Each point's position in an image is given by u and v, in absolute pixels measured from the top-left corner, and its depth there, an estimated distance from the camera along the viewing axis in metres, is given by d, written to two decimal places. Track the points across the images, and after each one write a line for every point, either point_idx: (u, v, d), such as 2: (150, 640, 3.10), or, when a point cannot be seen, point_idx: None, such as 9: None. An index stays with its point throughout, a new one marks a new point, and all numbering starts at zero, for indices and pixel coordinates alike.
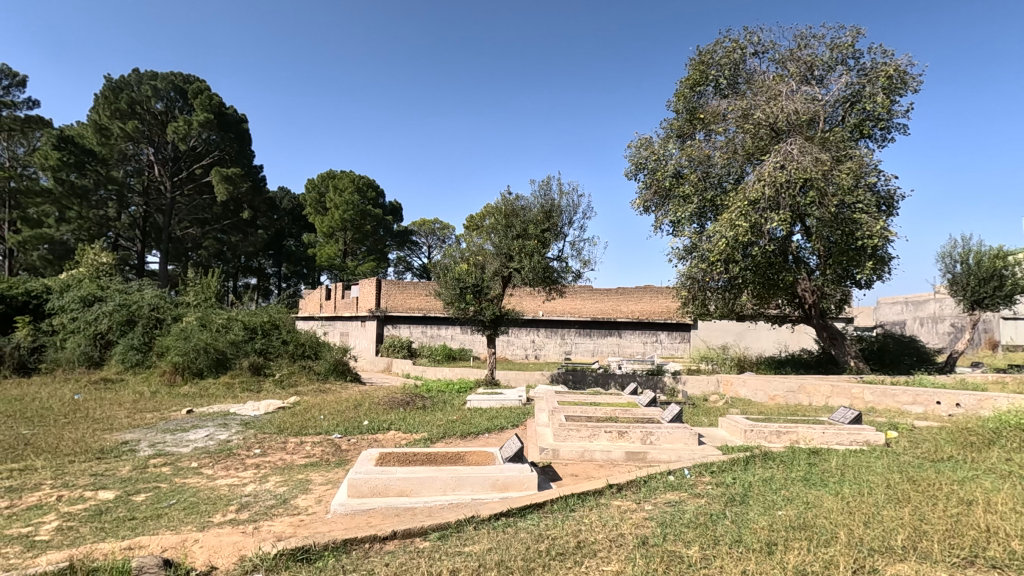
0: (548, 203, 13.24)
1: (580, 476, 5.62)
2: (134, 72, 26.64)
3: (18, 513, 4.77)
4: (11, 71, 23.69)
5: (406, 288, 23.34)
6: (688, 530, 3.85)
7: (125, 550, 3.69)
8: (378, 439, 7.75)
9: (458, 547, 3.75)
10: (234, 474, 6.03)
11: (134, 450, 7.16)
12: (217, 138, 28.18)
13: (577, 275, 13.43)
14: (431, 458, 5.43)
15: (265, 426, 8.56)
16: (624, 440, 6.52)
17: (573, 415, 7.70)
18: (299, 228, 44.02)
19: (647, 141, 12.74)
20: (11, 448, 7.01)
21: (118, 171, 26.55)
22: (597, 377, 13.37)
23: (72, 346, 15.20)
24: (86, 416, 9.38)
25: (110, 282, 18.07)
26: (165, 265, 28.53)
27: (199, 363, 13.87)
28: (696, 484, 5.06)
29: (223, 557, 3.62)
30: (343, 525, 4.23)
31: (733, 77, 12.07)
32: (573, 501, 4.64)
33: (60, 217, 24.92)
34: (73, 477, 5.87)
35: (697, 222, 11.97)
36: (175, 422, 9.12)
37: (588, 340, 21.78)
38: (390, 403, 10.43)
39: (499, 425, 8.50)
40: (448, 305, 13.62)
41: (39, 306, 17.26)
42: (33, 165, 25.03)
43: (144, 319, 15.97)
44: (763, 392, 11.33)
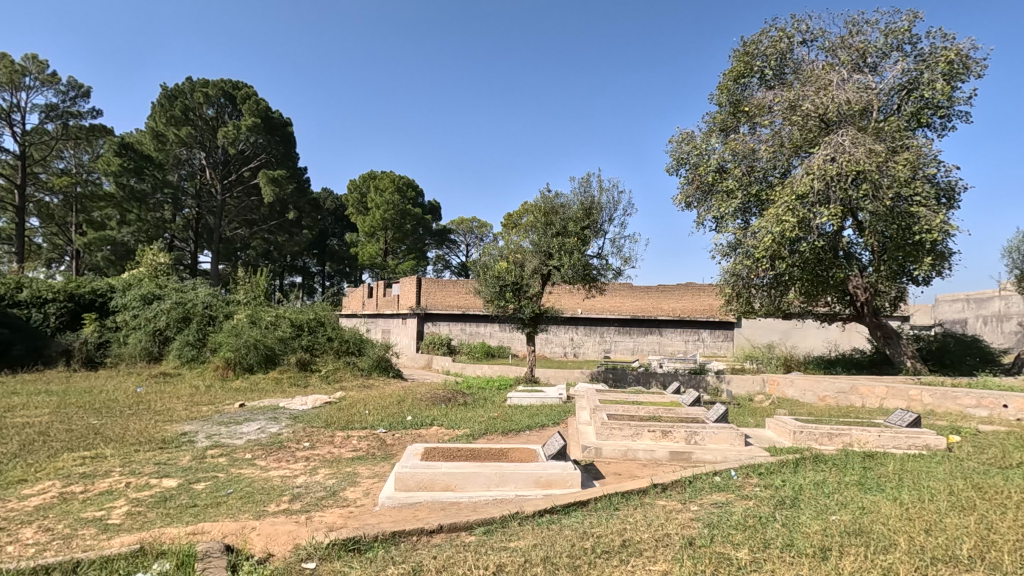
0: (588, 200, 13.18)
1: (623, 475, 5.58)
2: (187, 80, 27.89)
3: (91, 498, 5.11)
4: (76, 83, 25.10)
5: (445, 286, 23.60)
6: (737, 533, 3.78)
7: (190, 535, 3.91)
8: (421, 435, 7.90)
9: (503, 542, 3.79)
10: (286, 466, 6.27)
11: (193, 441, 7.53)
12: (264, 142, 29.22)
13: (618, 273, 13.32)
14: (475, 454, 5.50)
15: (313, 420, 8.84)
16: (668, 440, 6.43)
17: (615, 413, 7.65)
18: (341, 227, 45.26)
19: (689, 135, 12.49)
20: (82, 437, 7.49)
21: (173, 175, 27.92)
22: (637, 376, 13.24)
23: (134, 342, 16.10)
24: (148, 407, 9.94)
25: (168, 281, 18.94)
26: (216, 265, 29.78)
27: (250, 359, 14.48)
28: (743, 486, 4.96)
29: (278, 546, 3.79)
30: (391, 518, 4.34)
31: (780, 67, 11.66)
32: (617, 500, 4.61)
33: (121, 220, 26.38)
34: (139, 465, 6.23)
35: (742, 218, 11.64)
36: (229, 415, 9.54)
37: (628, 339, 21.59)
38: (432, 399, 10.60)
39: (540, 423, 8.52)
40: (488, 303, 13.69)
41: (105, 303, 18.31)
42: (95, 171, 26.49)
43: (198, 316, 16.69)
44: (812, 392, 11.01)
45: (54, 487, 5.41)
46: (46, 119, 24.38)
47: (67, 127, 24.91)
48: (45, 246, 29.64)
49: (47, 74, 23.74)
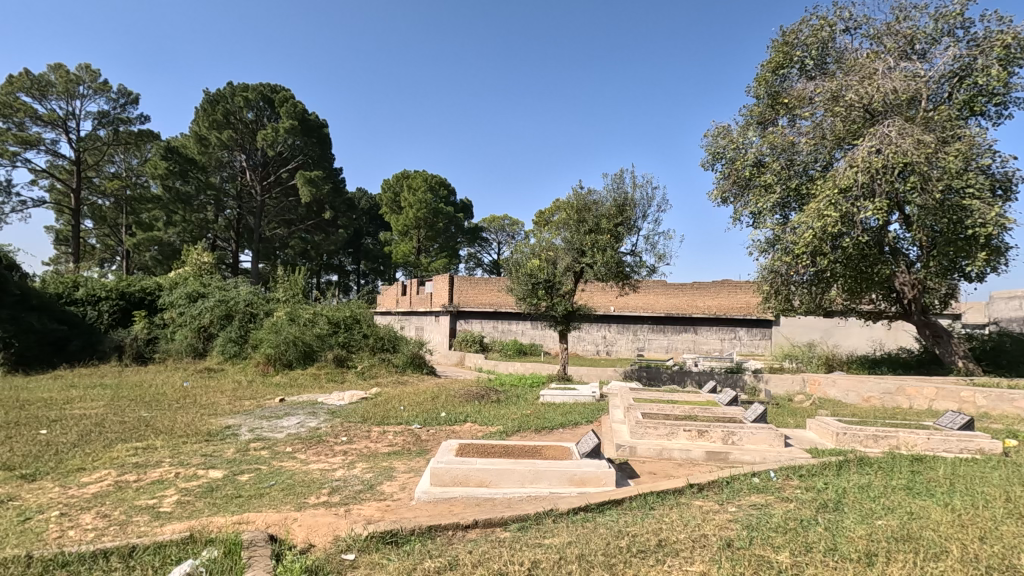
0: (621, 197, 13.07)
1: (658, 475, 5.52)
2: (228, 85, 28.81)
3: (144, 487, 5.36)
4: (125, 90, 26.20)
5: (478, 284, 23.76)
6: (777, 535, 3.70)
7: (236, 524, 4.06)
8: (455, 431, 7.99)
9: (537, 539, 3.81)
10: (325, 460, 6.43)
11: (236, 434, 7.81)
12: (301, 143, 29.97)
13: (652, 270, 13.16)
14: (509, 450, 5.53)
15: (350, 416, 9.05)
16: (704, 440, 6.32)
17: (649, 412, 7.58)
18: (376, 227, 46.05)
19: (725, 129, 12.21)
20: (134, 428, 7.86)
21: (216, 177, 28.91)
22: (672, 374, 13.07)
23: (181, 338, 16.79)
24: (194, 401, 10.36)
25: (211, 279, 19.62)
26: (256, 264, 30.70)
27: (289, 355, 14.92)
28: (783, 488, 4.84)
29: (319, 536, 3.90)
30: (427, 512, 4.41)
31: (821, 57, 11.28)
32: (652, 499, 4.56)
33: (167, 221, 27.44)
34: (187, 457, 6.50)
35: (781, 213, 11.33)
36: (270, 409, 9.85)
37: (662, 337, 21.34)
38: (466, 396, 10.70)
39: (573, 421, 8.50)
40: (520, 301, 13.71)
41: (153, 301, 19.12)
42: (143, 174, 27.62)
43: (240, 314, 17.27)
44: (855, 393, 10.64)
45: (109, 476, 5.70)
46: (99, 126, 25.55)
47: (118, 133, 26.06)
48: (98, 246, 31.15)
49: (99, 82, 24.87)
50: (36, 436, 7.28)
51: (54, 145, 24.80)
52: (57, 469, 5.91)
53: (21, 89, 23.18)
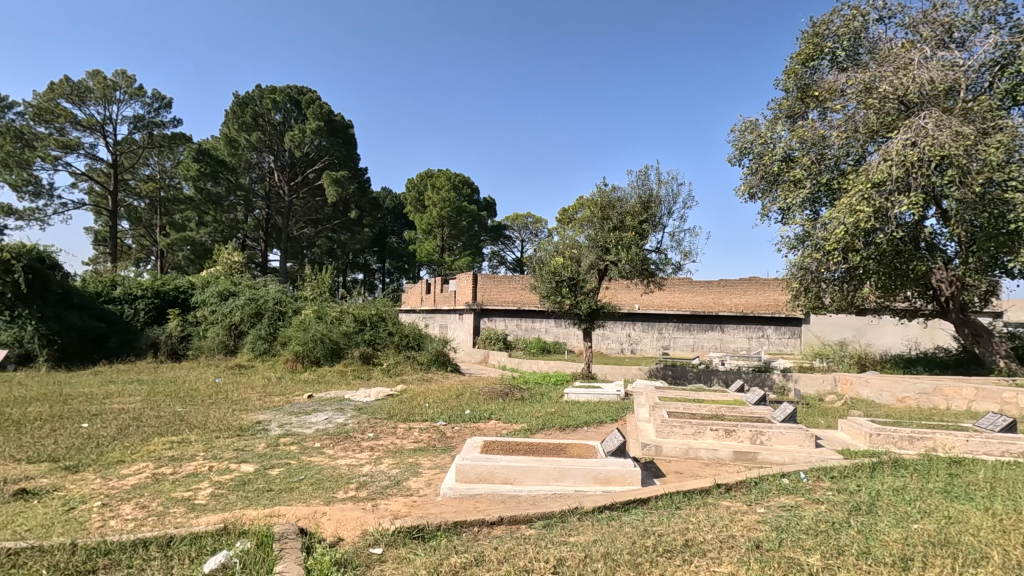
0: (646, 193, 12.94)
1: (685, 474, 5.46)
2: (257, 88, 29.43)
3: (179, 479, 5.54)
4: (159, 94, 26.96)
5: (501, 282, 23.82)
6: (808, 538, 3.63)
7: (267, 517, 4.16)
8: (480, 428, 8.04)
9: (562, 537, 3.81)
10: (352, 455, 6.54)
11: (267, 429, 7.99)
12: (327, 144, 30.48)
13: (677, 267, 13.01)
14: (533, 448, 5.54)
15: (377, 412, 9.18)
16: (732, 439, 6.24)
17: (675, 411, 7.50)
18: (400, 225, 46.50)
19: (753, 123, 11.97)
20: (170, 423, 8.12)
21: (245, 178, 29.57)
22: (698, 373, 12.90)
23: (213, 336, 17.24)
24: (226, 397, 10.63)
25: (241, 278, 20.09)
26: (284, 263, 31.31)
27: (317, 352, 15.19)
28: (814, 489, 4.74)
29: (348, 530, 3.97)
30: (452, 508, 4.45)
31: (854, 47, 10.94)
32: (678, 499, 4.52)
33: (199, 222, 28.16)
34: (220, 451, 6.69)
35: (811, 208, 11.07)
36: (299, 406, 10.06)
37: (688, 335, 21.08)
38: (490, 393, 10.75)
39: (598, 419, 8.47)
40: (544, 299, 13.69)
41: (186, 299, 19.69)
42: (176, 176, 28.40)
43: (269, 312, 17.64)
44: (889, 393, 10.35)
45: (147, 469, 5.90)
46: (134, 130, 26.36)
47: (152, 136, 26.85)
48: (134, 246, 32.16)
49: (134, 88, 25.66)
50: (79, 428, 7.59)
51: (92, 149, 25.68)
52: (99, 461, 6.14)
53: (61, 96, 24.06)
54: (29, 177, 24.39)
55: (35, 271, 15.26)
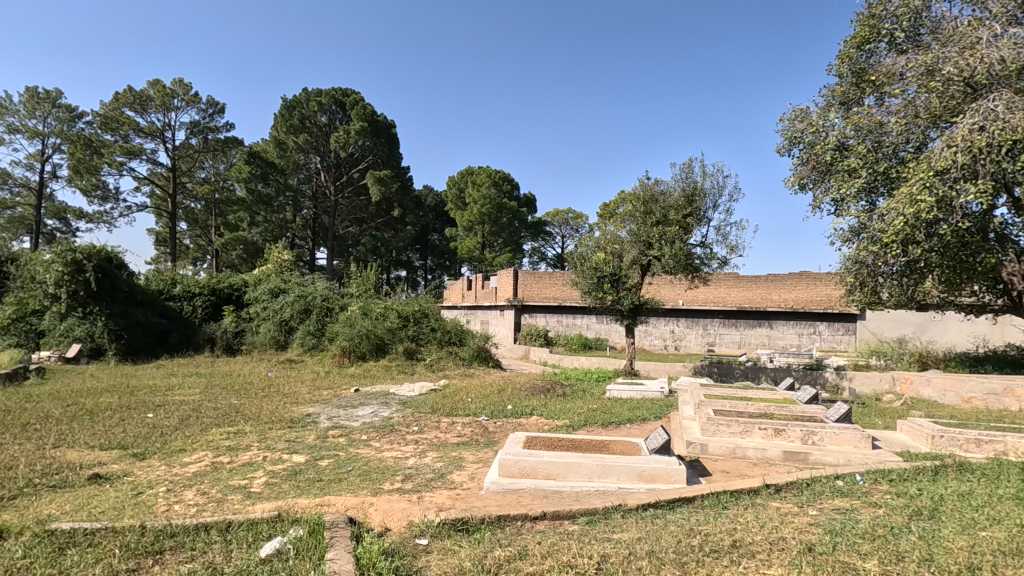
0: (689, 186, 12.69)
1: (732, 473, 5.34)
2: (304, 91, 30.31)
3: (236, 468, 5.81)
4: (212, 100, 28.14)
5: (542, 279, 23.81)
6: (864, 542, 3.48)
7: (318, 506, 4.32)
8: (522, 423, 8.08)
9: (606, 534, 3.79)
10: (397, 448, 6.70)
11: (316, 421, 8.28)
12: (371, 144, 31.16)
13: (723, 262, 12.68)
14: (577, 444, 5.52)
15: (421, 406, 9.36)
16: (782, 439, 6.04)
17: (721, 409, 7.33)
18: (442, 223, 47.11)
19: (804, 111, 11.48)
20: (226, 414, 8.53)
21: (294, 179, 30.57)
22: (745, 371, 12.57)
23: (265, 331, 17.95)
24: (277, 390, 11.06)
25: (291, 276, 20.81)
26: (331, 260, 32.26)
27: (362, 348, 15.60)
28: (871, 492, 4.54)
29: (395, 521, 4.07)
30: (496, 502, 4.50)
31: (914, 28, 10.20)
32: (725, 499, 4.42)
33: (250, 222, 29.31)
34: (273, 442, 6.97)
35: (867, 199, 10.53)
36: (346, 399, 10.36)
37: (734, 332, 20.51)
38: (532, 389, 10.79)
39: (641, 417, 8.36)
40: (585, 295, 13.59)
41: (240, 296, 20.56)
42: (229, 178, 29.61)
43: (318, 309, 18.24)
44: (953, 393, 9.81)
45: (207, 457, 6.22)
46: (191, 135, 27.63)
47: (207, 140, 28.08)
48: (192, 246, 33.78)
49: (190, 95, 26.89)
50: (144, 418, 8.07)
51: (153, 154, 27.09)
52: (162, 449, 6.51)
53: (125, 105, 25.47)
54: (97, 182, 25.97)
55: (103, 270, 16.26)
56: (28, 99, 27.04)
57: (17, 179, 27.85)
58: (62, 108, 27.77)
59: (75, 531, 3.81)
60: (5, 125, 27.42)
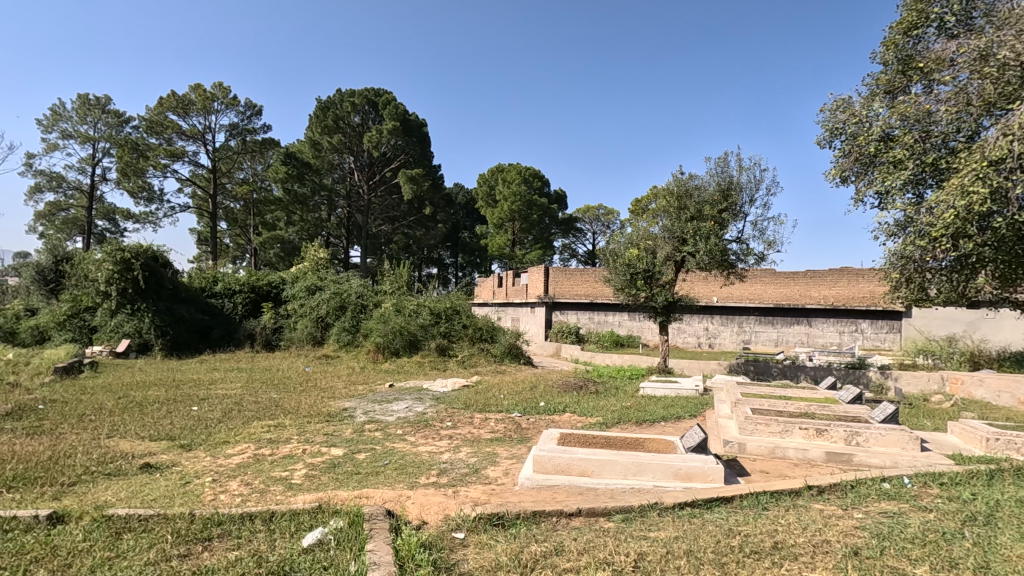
0: (725, 181, 12.45)
1: (772, 474, 5.23)
2: (337, 92, 30.87)
3: (277, 460, 5.99)
4: (250, 102, 28.90)
5: (573, 275, 23.71)
6: (914, 547, 3.36)
7: (357, 498, 4.42)
8: (555, 420, 8.07)
9: (642, 531, 3.76)
10: (432, 443, 6.78)
11: (353, 416, 8.45)
12: (403, 143, 31.55)
13: (760, 258, 12.38)
14: (611, 442, 5.49)
15: (454, 402, 9.46)
16: (824, 439, 5.86)
17: (760, 408, 7.15)
18: (473, 220, 47.37)
19: (847, 102, 11.07)
20: (267, 408, 8.80)
21: (328, 178, 31.22)
22: (783, 369, 12.28)
23: (302, 327, 18.37)
24: (315, 385, 11.35)
25: (326, 273, 21.23)
26: (365, 258, 32.81)
27: (396, 344, 15.85)
28: (920, 496, 4.37)
29: (431, 515, 4.13)
30: (531, 498, 4.51)
31: (967, 10, 9.48)
32: (765, 499, 4.33)
33: (287, 221, 30.08)
34: (311, 435, 7.15)
35: (915, 191, 10.06)
36: (381, 394, 10.54)
37: (771, 329, 20.00)
38: (564, 386, 10.76)
39: (676, 415, 8.25)
40: (618, 291, 13.46)
41: (278, 293, 21.00)
42: (266, 178, 30.38)
43: (352, 305, 18.60)
44: (1008, 394, 9.39)
45: (249, 449, 6.43)
46: (230, 137, 28.45)
47: (245, 142, 28.88)
48: (232, 245, 34.82)
49: (229, 98, 27.69)
50: (190, 411, 8.40)
51: (195, 156, 28.01)
52: (208, 441, 6.75)
53: (168, 109, 26.41)
54: (143, 184, 27.05)
55: (150, 268, 16.95)
56: (80, 106, 28.33)
57: (71, 182, 29.23)
58: (111, 114, 28.99)
59: (130, 517, 4.00)
60: (60, 131, 28.80)
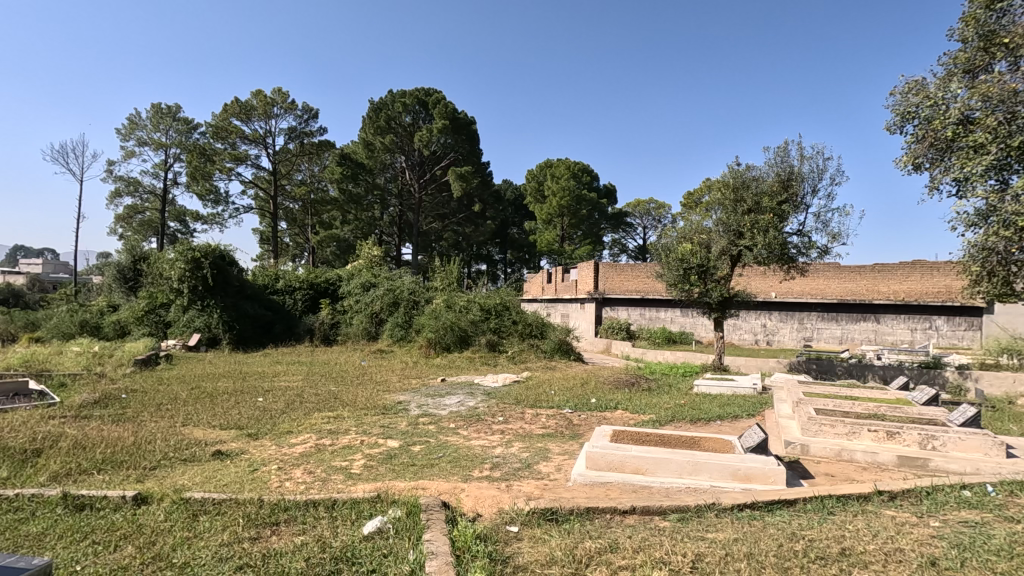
0: (785, 171, 11.94)
1: (838, 477, 5.00)
2: (389, 93, 31.61)
3: (336, 450, 6.22)
4: (307, 106, 29.96)
5: (624, 271, 23.38)
6: (998, 560, 3.13)
7: (413, 489, 4.54)
8: (607, 417, 8.01)
9: (700, 532, 3.68)
10: (485, 437, 6.86)
11: (407, 409, 8.67)
12: (452, 141, 31.95)
13: (824, 251, 11.81)
14: (666, 440, 5.40)
15: (505, 397, 9.53)
16: (895, 442, 5.56)
17: (824, 408, 6.84)
18: (521, 216, 47.48)
19: (921, 83, 10.34)
20: (326, 400, 9.14)
21: (381, 178, 32.05)
22: (848, 368, 11.73)
23: (358, 323, 18.96)
24: (370, 378, 11.70)
25: (380, 270, 21.79)
26: (416, 255, 33.50)
27: (447, 339, 16.18)
28: (1006, 506, 4.06)
29: (486, 507, 4.18)
30: (584, 494, 4.51)
31: None
32: (831, 503, 4.15)
33: (343, 220, 31.10)
34: (368, 427, 7.40)
35: (998, 177, 9.11)
36: (433, 388, 10.76)
37: (835, 326, 19.08)
38: (616, 383, 10.65)
39: (732, 413, 8.00)
40: (671, 287, 13.13)
41: (335, 290, 21.69)
42: (322, 178, 31.48)
43: (405, 301, 19.05)
44: None
45: (311, 439, 6.71)
46: (289, 140, 29.63)
47: (303, 145, 30.01)
48: (291, 244, 36.31)
49: (288, 102, 28.83)
50: (256, 402, 8.84)
51: (257, 160, 29.34)
52: (273, 431, 7.10)
53: (232, 115, 27.77)
54: (210, 187, 28.59)
55: (217, 267, 17.93)
56: (153, 115, 30.21)
57: (146, 186, 31.25)
58: (180, 122, 30.76)
59: (206, 500, 4.26)
60: (136, 139, 30.82)
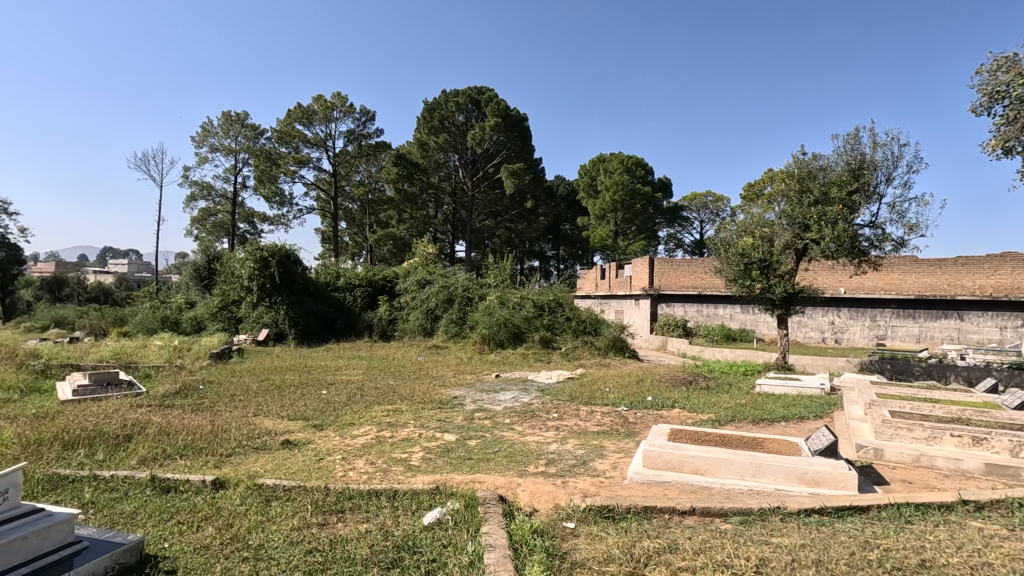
0: (856, 160, 11.28)
1: (916, 484, 4.70)
2: (442, 93, 32.19)
3: (395, 443, 6.40)
4: (364, 108, 30.88)
5: (679, 266, 22.97)
6: None
7: (471, 482, 4.62)
8: (664, 416, 7.86)
9: (764, 536, 3.56)
10: (539, 433, 6.89)
11: (462, 404, 8.82)
12: (504, 138, 32.14)
13: (899, 244, 11.08)
14: (726, 440, 5.24)
15: (559, 394, 9.53)
16: (981, 448, 5.16)
17: (900, 411, 6.44)
18: (575, 212, 47.15)
19: (1013, 59, 9.43)
20: (385, 394, 9.43)
21: (435, 177, 32.63)
22: (927, 368, 10.97)
23: (414, 319, 19.39)
24: (426, 373, 11.98)
25: (434, 268, 22.18)
26: (469, 252, 33.89)
27: (501, 335, 16.34)
28: None
29: (542, 503, 4.21)
30: (641, 492, 4.46)
31: None
32: (909, 512, 3.90)
33: (399, 219, 31.87)
34: (425, 421, 7.57)
35: None
36: (488, 384, 10.88)
37: (912, 324, 17.81)
38: (673, 381, 10.42)
39: (798, 415, 7.66)
40: (731, 283, 12.66)
41: (392, 287, 22.24)
42: (379, 179, 32.39)
43: (459, 298, 19.36)
44: None
45: (372, 431, 6.95)
46: (348, 142, 30.65)
47: (361, 146, 30.97)
48: (350, 243, 37.56)
49: (347, 106, 29.84)
50: (320, 394, 9.24)
51: (318, 163, 30.55)
52: (336, 422, 7.40)
53: (295, 120, 29.02)
54: (276, 189, 30.00)
55: (283, 266, 18.84)
56: (224, 122, 32.01)
57: (218, 190, 33.16)
58: (248, 128, 32.45)
59: (277, 487, 4.51)
60: (209, 146, 32.77)
